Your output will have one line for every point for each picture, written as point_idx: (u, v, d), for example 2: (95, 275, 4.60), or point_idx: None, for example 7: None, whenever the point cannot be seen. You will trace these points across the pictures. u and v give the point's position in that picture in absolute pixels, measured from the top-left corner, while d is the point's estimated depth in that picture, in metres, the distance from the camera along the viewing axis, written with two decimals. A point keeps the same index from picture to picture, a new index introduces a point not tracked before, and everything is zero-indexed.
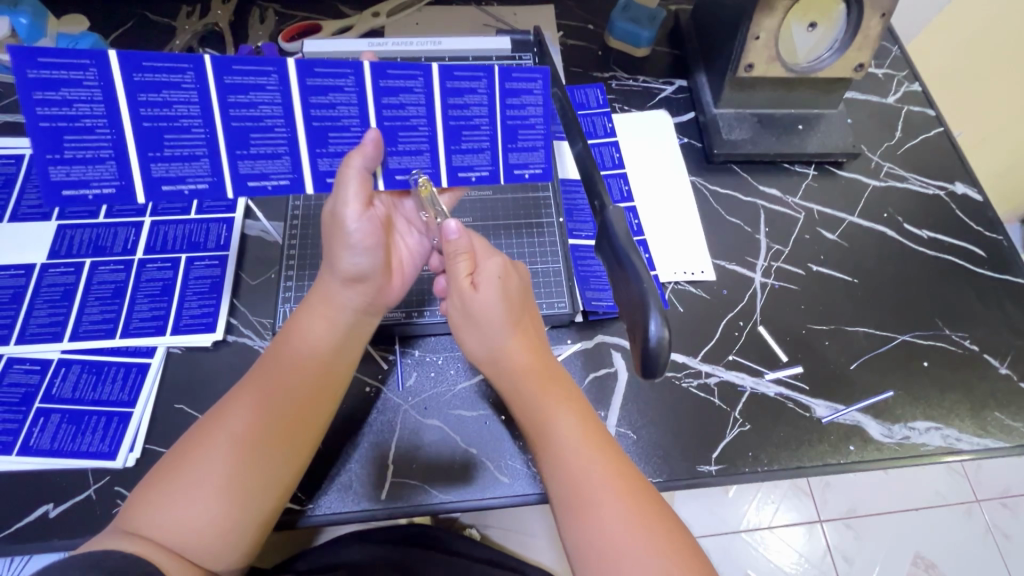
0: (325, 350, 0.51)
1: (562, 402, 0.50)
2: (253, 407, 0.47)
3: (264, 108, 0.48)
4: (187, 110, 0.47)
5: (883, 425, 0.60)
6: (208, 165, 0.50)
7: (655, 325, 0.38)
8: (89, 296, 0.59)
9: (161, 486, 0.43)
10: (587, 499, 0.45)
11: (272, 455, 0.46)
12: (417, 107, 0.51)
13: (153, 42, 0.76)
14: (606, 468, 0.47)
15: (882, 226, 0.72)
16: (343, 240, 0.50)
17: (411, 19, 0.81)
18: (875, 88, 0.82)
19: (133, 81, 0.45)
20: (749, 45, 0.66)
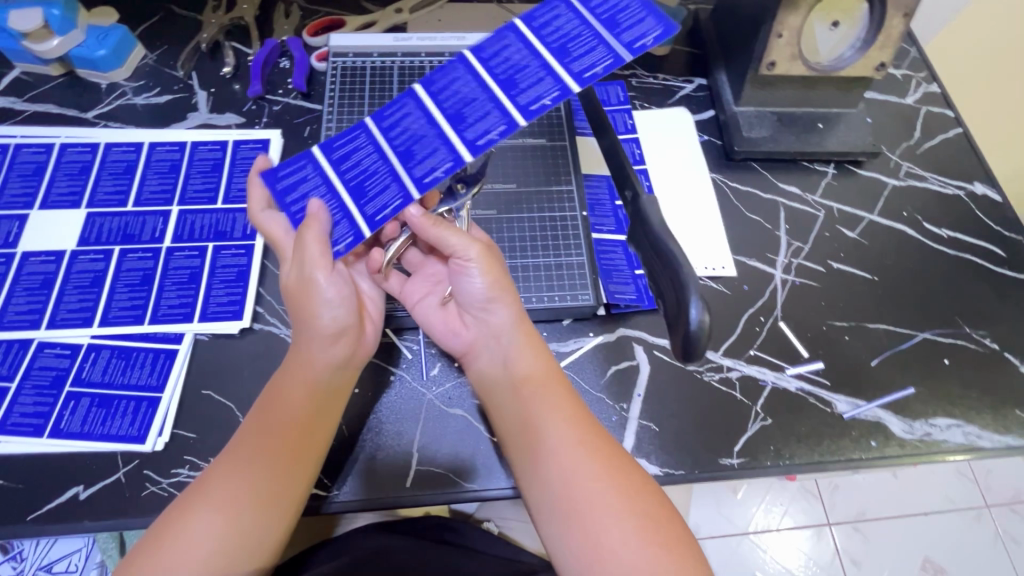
0: (306, 404, 0.49)
1: (561, 414, 0.48)
2: (259, 440, 0.47)
3: (413, 125, 0.49)
4: (370, 158, 0.49)
5: (904, 421, 0.60)
6: (398, 187, 0.47)
7: (694, 310, 0.38)
8: (118, 283, 0.60)
9: (163, 527, 0.43)
10: (577, 501, 0.44)
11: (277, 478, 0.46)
12: (602, 52, 0.48)
13: (180, 35, 0.77)
14: (597, 472, 0.45)
15: (901, 225, 0.72)
16: (316, 298, 0.50)
17: (433, 16, 0.82)
18: (894, 88, 0.82)
19: (382, 127, 0.50)
20: (771, 43, 0.67)
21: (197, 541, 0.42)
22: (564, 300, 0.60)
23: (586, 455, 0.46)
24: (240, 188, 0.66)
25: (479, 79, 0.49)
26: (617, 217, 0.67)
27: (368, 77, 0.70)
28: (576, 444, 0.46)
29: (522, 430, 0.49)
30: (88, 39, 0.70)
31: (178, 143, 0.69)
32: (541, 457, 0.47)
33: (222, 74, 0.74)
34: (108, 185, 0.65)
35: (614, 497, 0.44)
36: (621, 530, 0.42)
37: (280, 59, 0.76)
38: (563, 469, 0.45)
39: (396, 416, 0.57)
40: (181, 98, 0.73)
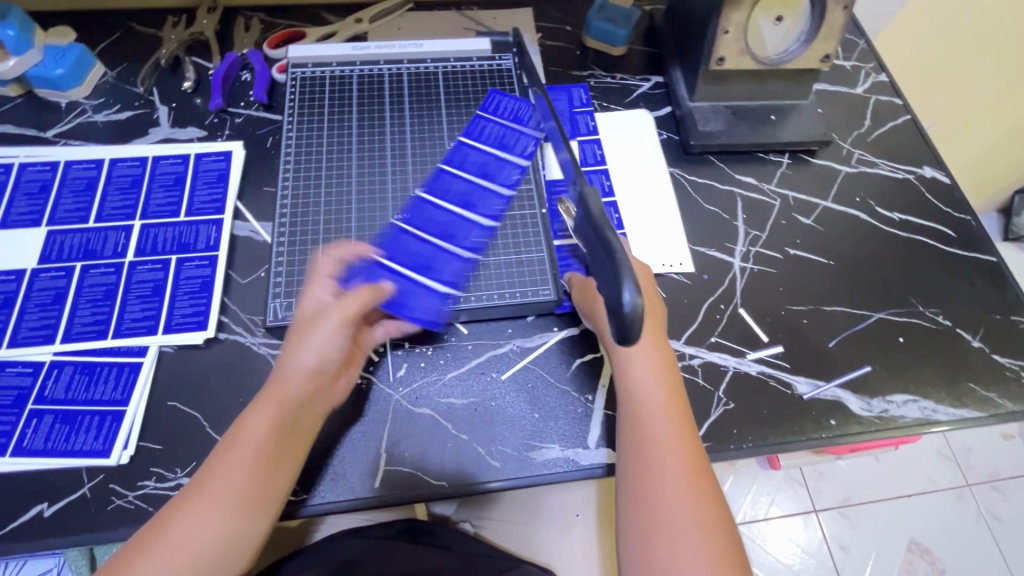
0: (283, 416, 0.49)
1: (665, 423, 0.51)
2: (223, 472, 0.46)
3: (439, 218, 0.63)
4: (415, 247, 0.61)
5: (862, 400, 0.62)
6: (453, 259, 0.61)
7: (629, 295, 0.40)
8: (80, 299, 0.60)
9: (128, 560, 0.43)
10: (653, 515, 0.47)
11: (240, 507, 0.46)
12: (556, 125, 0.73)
13: (140, 52, 0.77)
14: (683, 486, 0.48)
15: (855, 210, 0.74)
16: (305, 333, 0.52)
17: (393, 25, 0.83)
18: (844, 79, 0.85)
19: (414, 224, 0.63)
20: (719, 39, 0.69)
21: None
22: (527, 296, 0.61)
23: (679, 469, 0.48)
24: (202, 200, 0.66)
25: (465, 181, 0.66)
26: None
27: (327, 86, 0.71)
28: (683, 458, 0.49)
29: (634, 447, 0.50)
30: (45, 58, 0.71)
31: (140, 159, 0.69)
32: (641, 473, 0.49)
33: (183, 88, 0.75)
34: (69, 202, 0.65)
35: (692, 512, 0.47)
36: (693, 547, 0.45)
37: (241, 71, 0.76)
38: (649, 483, 0.48)
39: (362, 417, 0.57)
40: (142, 114, 0.73)
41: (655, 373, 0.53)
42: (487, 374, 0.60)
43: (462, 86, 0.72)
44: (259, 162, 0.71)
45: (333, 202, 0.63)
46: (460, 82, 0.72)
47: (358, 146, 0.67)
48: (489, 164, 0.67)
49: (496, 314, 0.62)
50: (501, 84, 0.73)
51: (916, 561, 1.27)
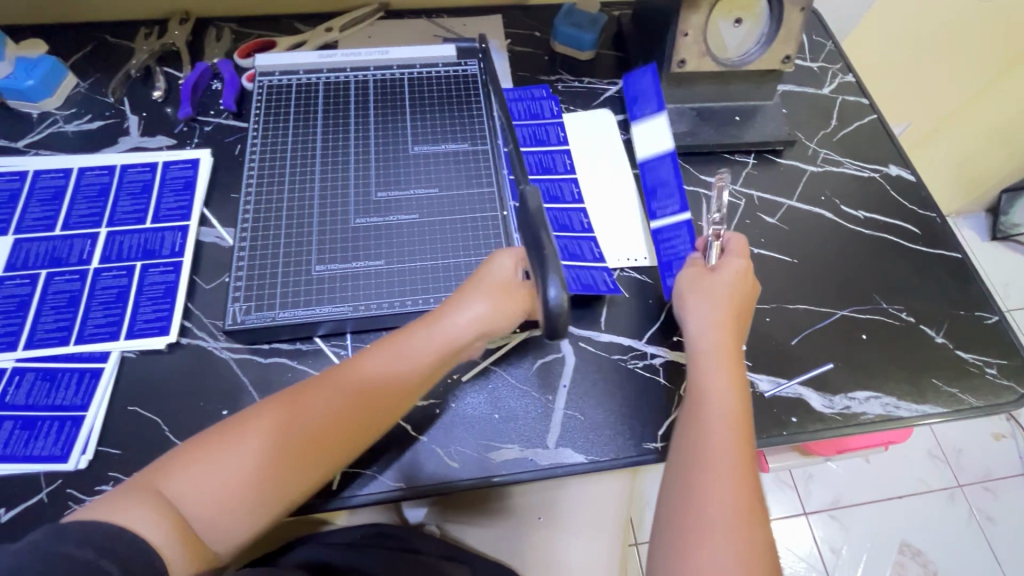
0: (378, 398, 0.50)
1: (732, 437, 0.51)
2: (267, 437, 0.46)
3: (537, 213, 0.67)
4: None
5: (824, 397, 0.62)
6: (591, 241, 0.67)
7: (555, 291, 0.44)
8: (44, 305, 0.60)
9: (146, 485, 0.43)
10: (696, 523, 0.47)
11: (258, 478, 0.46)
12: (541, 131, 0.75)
13: (112, 63, 0.78)
14: (732, 502, 0.47)
15: (820, 209, 0.75)
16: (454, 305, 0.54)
17: (363, 34, 0.85)
18: (811, 80, 0.85)
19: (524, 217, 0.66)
20: (679, 42, 0.70)
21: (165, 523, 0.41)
22: None
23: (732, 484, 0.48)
24: (169, 207, 0.67)
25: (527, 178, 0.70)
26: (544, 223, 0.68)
27: (293, 94, 0.72)
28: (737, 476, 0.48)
29: (689, 453, 0.50)
30: (16, 70, 0.72)
31: (109, 167, 0.70)
32: (693, 479, 0.49)
33: (153, 98, 0.76)
34: (36, 211, 0.66)
35: (735, 529, 0.46)
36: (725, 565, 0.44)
37: (212, 81, 0.78)
38: (701, 491, 0.48)
39: None
40: (113, 124, 0.74)
41: (735, 392, 0.53)
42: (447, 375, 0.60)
43: (427, 91, 0.73)
44: (227, 170, 0.72)
45: (295, 205, 0.64)
46: (425, 88, 0.73)
47: (321, 150, 0.67)
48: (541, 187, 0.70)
49: None
50: (466, 89, 0.74)
51: (907, 563, 1.26)
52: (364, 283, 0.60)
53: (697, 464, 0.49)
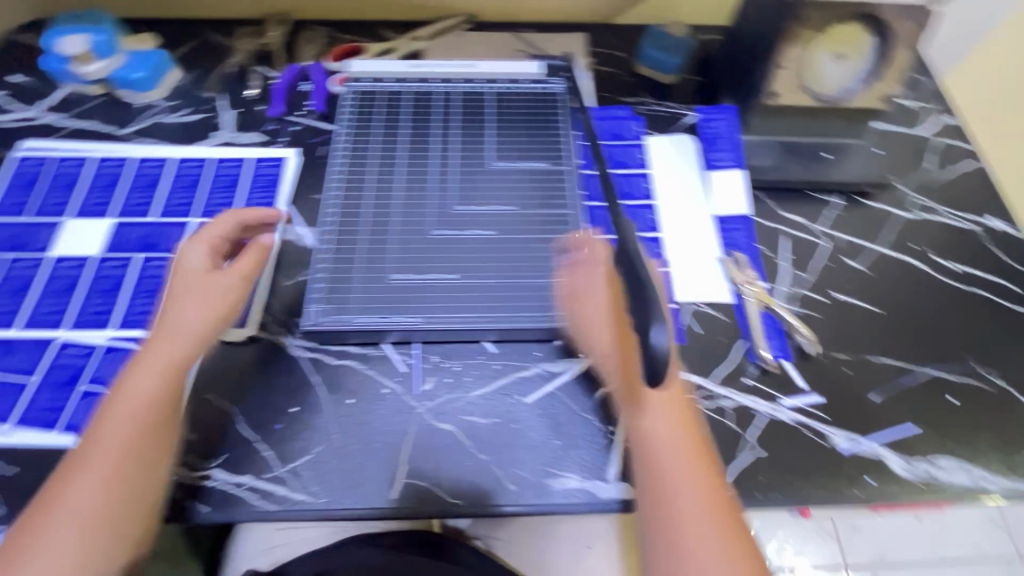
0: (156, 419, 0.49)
1: (678, 448, 0.47)
2: (72, 497, 0.45)
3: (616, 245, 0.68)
4: None
5: (905, 460, 0.58)
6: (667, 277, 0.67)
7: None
8: (137, 288, 0.63)
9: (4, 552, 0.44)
10: (666, 526, 0.45)
11: (98, 537, 0.45)
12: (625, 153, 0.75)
13: (213, 60, 0.82)
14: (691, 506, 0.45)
15: (909, 257, 0.71)
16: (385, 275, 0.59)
17: (447, 43, 0.85)
18: (906, 119, 0.81)
19: None
20: (774, 74, 0.69)
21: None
22: (558, 321, 0.60)
23: (690, 491, 0.45)
24: (256, 202, 0.70)
25: None
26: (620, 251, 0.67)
27: (381, 101, 0.73)
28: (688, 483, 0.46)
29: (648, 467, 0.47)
30: (129, 61, 0.76)
31: (204, 160, 0.73)
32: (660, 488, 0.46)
33: (248, 95, 0.79)
34: (135, 197, 0.70)
35: (709, 526, 0.44)
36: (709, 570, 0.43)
37: (302, 82, 0.80)
38: (671, 499, 0.45)
39: (384, 429, 0.58)
40: (209, 118, 0.78)
41: (677, 420, 0.48)
42: (510, 396, 0.60)
43: (511, 108, 0.73)
44: (311, 170, 0.74)
45: (377, 211, 0.65)
46: (510, 104, 0.73)
47: (404, 159, 0.68)
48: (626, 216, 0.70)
49: (524, 336, 0.61)
50: (550, 107, 0.74)
51: None
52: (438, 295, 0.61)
53: (663, 490, 0.46)
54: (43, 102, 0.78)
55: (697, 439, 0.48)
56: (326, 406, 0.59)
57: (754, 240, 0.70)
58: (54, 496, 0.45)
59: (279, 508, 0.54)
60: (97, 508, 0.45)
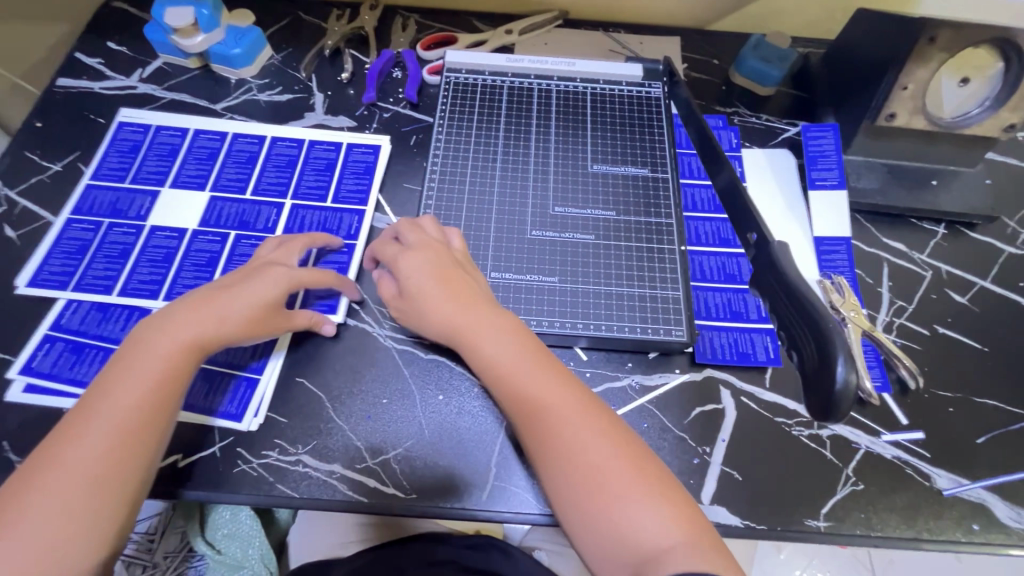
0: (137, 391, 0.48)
1: (556, 400, 0.50)
2: (58, 478, 0.44)
3: (713, 260, 0.65)
4: (707, 291, 0.63)
5: (1012, 508, 0.56)
6: None
7: (840, 369, 0.37)
8: (228, 265, 0.63)
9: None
10: (572, 478, 0.47)
11: (104, 508, 0.44)
12: None
13: (305, 40, 0.82)
14: (576, 461, 0.48)
15: (1017, 295, 0.68)
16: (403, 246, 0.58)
17: (540, 39, 0.84)
18: (1015, 150, 0.78)
19: (700, 263, 0.65)
20: (895, 95, 0.65)
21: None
22: (656, 333, 0.59)
23: (574, 440, 0.48)
24: (348, 189, 0.69)
25: (711, 220, 0.68)
26: (718, 267, 0.65)
27: (478, 94, 0.72)
28: (556, 436, 0.49)
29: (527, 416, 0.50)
30: (227, 37, 0.76)
31: (296, 141, 0.73)
32: (552, 441, 0.49)
33: (340, 79, 0.79)
34: (230, 172, 0.69)
35: (637, 487, 0.46)
36: (653, 534, 0.44)
37: (393, 69, 0.80)
38: (565, 455, 0.48)
39: (475, 430, 0.57)
40: (300, 99, 0.77)
41: (574, 402, 0.50)
42: None
43: (610, 110, 0.71)
44: (402, 158, 0.73)
45: (474, 207, 0.64)
46: (607, 106, 0.72)
47: (503, 156, 0.68)
48: (724, 230, 0.67)
49: (617, 346, 0.60)
50: (648, 112, 0.72)
51: None
52: (534, 297, 0.60)
53: (551, 445, 0.48)
54: (138, 72, 0.78)
55: (566, 391, 0.51)
56: (417, 400, 0.58)
57: (854, 264, 0.68)
58: (49, 462, 0.45)
59: (371, 499, 0.54)
60: (91, 475, 0.44)
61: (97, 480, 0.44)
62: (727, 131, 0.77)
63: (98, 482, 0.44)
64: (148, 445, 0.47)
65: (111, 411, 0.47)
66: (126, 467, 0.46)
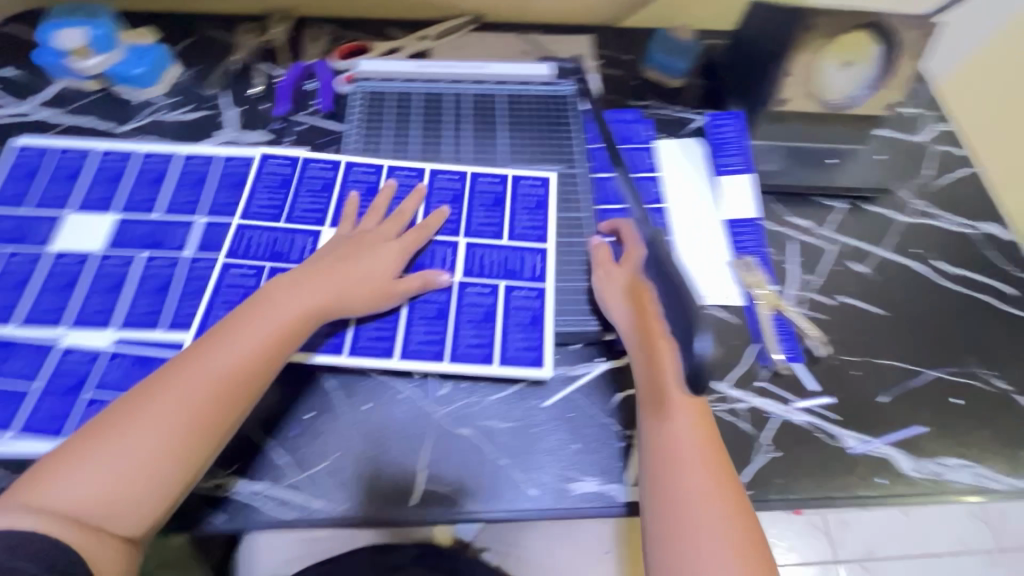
0: (217, 379, 0.51)
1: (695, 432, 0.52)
2: (122, 445, 0.47)
3: None
4: None
5: (913, 460, 0.60)
6: None
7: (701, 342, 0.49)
8: (217, 298, 0.61)
9: (50, 464, 0.46)
10: (675, 514, 0.48)
11: (170, 471, 0.47)
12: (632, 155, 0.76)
13: (213, 56, 0.80)
14: (698, 481, 0.49)
15: (911, 261, 0.72)
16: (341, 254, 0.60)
17: (454, 44, 0.85)
18: (904, 126, 0.83)
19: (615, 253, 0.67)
20: (783, 80, 0.69)
21: (17, 525, 0.42)
22: (573, 326, 0.63)
23: (700, 479, 0.49)
24: (349, 208, 0.68)
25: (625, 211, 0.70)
26: None
27: (393, 105, 0.75)
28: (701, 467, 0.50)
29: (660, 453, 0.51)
30: (128, 56, 0.74)
31: (207, 158, 0.71)
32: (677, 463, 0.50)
33: (251, 94, 0.78)
34: (262, 199, 0.68)
35: (721, 511, 0.48)
36: (722, 559, 0.46)
37: (307, 81, 0.79)
38: (667, 487, 0.49)
39: (403, 434, 0.57)
40: (212, 116, 0.76)
41: (695, 428, 0.52)
42: (527, 400, 0.60)
43: (522, 110, 0.75)
44: None
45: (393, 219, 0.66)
46: (520, 105, 0.76)
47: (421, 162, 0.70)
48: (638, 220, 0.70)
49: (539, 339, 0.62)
50: (560, 109, 0.76)
51: None
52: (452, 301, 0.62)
53: (672, 474, 0.50)
54: (36, 97, 0.75)
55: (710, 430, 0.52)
56: (342, 410, 0.58)
57: (764, 243, 0.71)
58: (125, 412, 0.48)
59: (298, 516, 0.53)
60: (163, 431, 0.48)
61: (174, 441, 0.48)
62: (640, 121, 0.79)
63: (176, 443, 0.48)
64: (235, 413, 0.51)
65: (177, 395, 0.49)
66: (205, 434, 0.49)
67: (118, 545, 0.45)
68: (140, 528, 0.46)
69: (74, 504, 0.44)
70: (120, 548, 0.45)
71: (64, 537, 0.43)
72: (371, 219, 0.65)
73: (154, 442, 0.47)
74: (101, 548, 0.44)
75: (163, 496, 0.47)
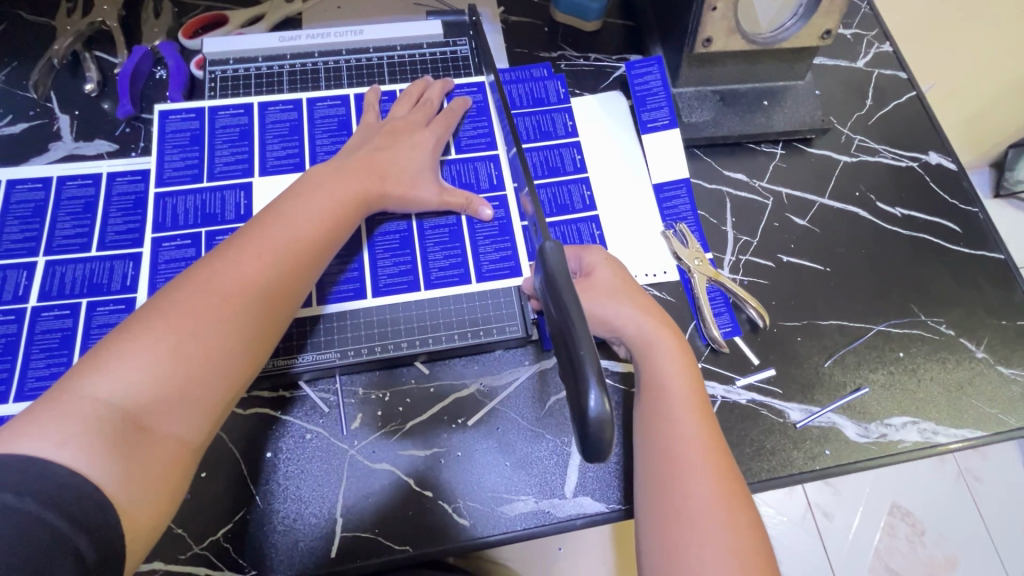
0: (211, 301, 0.42)
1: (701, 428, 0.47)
2: (166, 350, 0.39)
3: None
4: None
5: (859, 425, 0.57)
6: None
7: (594, 397, 0.33)
8: (91, 342, 0.53)
9: (87, 360, 0.38)
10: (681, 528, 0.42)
11: (202, 396, 0.40)
12: (545, 118, 0.66)
13: (32, 49, 0.66)
14: (708, 497, 0.43)
15: (855, 207, 0.67)
16: (404, 176, 0.56)
17: (331, 2, 0.71)
18: (844, 51, 0.76)
19: None
20: (706, 17, 0.60)
21: (40, 449, 0.34)
22: (492, 332, 0.55)
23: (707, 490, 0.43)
24: (269, 184, 0.59)
25: (545, 187, 0.63)
26: None
27: (252, 88, 0.63)
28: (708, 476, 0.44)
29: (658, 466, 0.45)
30: None
31: (42, 179, 0.59)
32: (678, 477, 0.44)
33: (85, 91, 0.64)
34: (175, 159, 0.59)
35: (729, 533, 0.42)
36: None
37: (154, 68, 0.66)
38: (673, 502, 0.43)
39: (315, 481, 0.51)
40: (40, 125, 0.63)
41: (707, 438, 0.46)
42: (451, 421, 0.54)
43: (411, 79, 0.65)
44: None
45: None
46: (408, 75, 0.65)
47: (295, 154, 0.60)
48: (559, 197, 0.63)
49: (454, 352, 0.56)
50: (455, 73, 0.66)
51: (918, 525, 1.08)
52: (353, 323, 0.54)
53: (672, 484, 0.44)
54: None
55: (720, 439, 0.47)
56: (240, 465, 0.51)
57: (696, 206, 0.65)
58: (170, 302, 0.41)
59: None
60: (228, 328, 0.41)
61: (227, 349, 0.41)
62: (551, 74, 0.69)
63: (223, 336, 0.41)
64: (272, 328, 0.45)
65: (246, 320, 0.43)
66: (247, 350, 0.42)
67: (160, 478, 0.37)
68: (173, 475, 0.38)
69: (120, 397, 0.37)
70: (160, 481, 0.37)
71: (109, 435, 0.36)
72: (369, 117, 0.60)
73: (195, 348, 0.40)
74: (138, 482, 0.36)
75: (188, 430, 0.39)
